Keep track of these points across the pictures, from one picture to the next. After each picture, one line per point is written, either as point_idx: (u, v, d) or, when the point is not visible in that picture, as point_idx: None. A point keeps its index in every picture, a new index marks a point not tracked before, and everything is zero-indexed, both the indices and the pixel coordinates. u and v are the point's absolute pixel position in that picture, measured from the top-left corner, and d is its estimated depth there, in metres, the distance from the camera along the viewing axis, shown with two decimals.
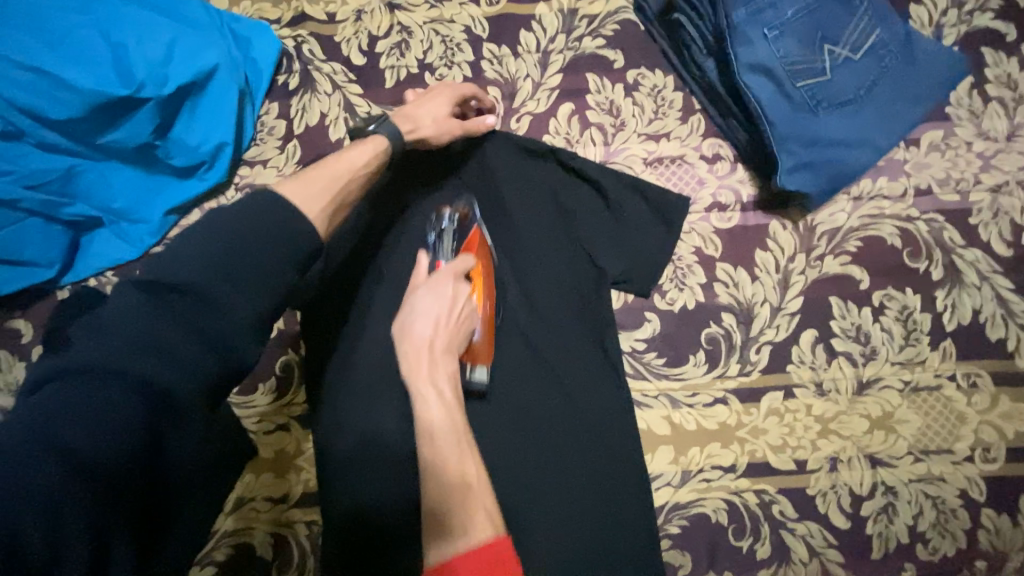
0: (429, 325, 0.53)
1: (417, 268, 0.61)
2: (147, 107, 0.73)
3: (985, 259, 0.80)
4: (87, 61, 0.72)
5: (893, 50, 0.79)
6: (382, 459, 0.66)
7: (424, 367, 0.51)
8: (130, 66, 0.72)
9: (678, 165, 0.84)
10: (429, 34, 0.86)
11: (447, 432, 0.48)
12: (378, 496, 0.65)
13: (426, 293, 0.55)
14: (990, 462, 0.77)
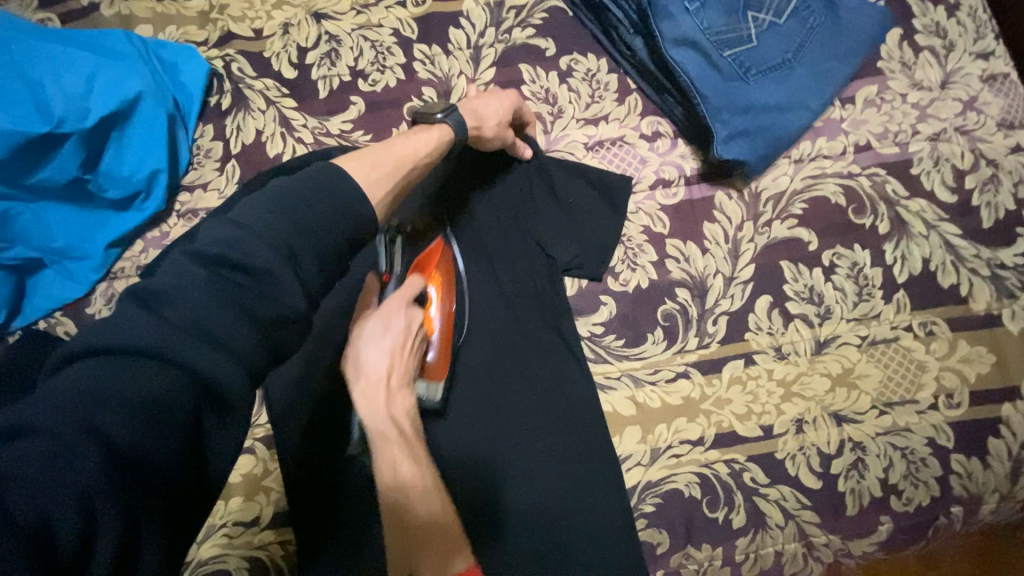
0: (378, 355, 0.57)
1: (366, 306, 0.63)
2: (73, 143, 0.73)
3: (930, 208, 0.81)
4: (4, 102, 0.71)
5: (815, 11, 0.80)
6: (354, 466, 0.70)
7: (378, 407, 0.54)
8: (50, 103, 0.72)
9: (619, 147, 0.84)
10: (359, 41, 0.86)
11: (408, 470, 0.53)
12: (357, 499, 0.70)
13: (376, 323, 0.59)
14: (955, 407, 0.77)
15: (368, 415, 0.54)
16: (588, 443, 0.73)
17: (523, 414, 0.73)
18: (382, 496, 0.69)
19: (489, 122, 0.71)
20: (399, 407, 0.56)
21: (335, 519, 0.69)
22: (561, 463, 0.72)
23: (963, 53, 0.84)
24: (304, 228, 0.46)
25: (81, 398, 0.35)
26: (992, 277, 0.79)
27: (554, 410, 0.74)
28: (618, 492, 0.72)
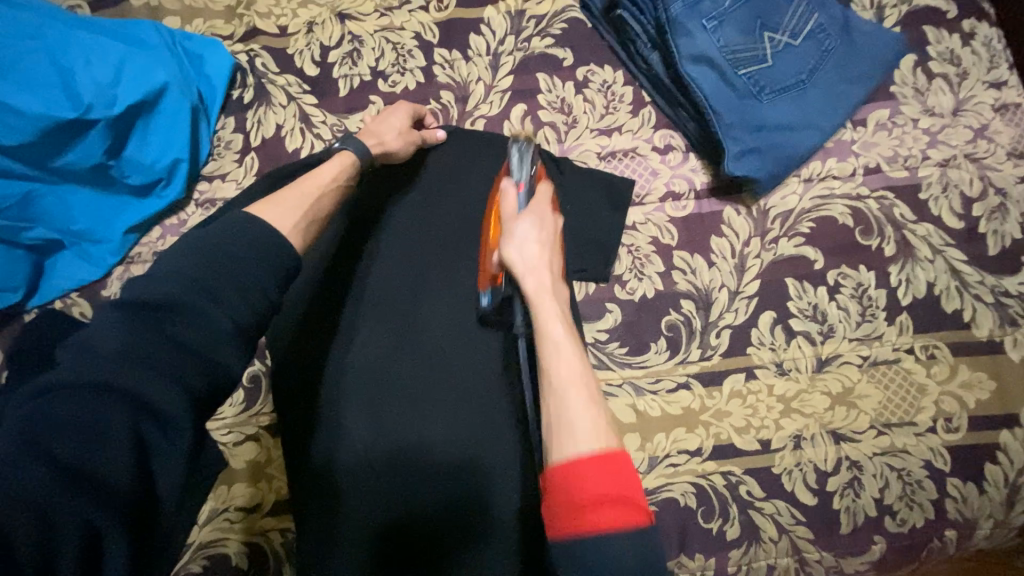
0: (535, 245, 0.60)
1: (508, 201, 0.67)
2: (100, 129, 0.75)
3: (937, 232, 0.82)
4: (37, 87, 0.73)
5: (831, 34, 0.81)
6: (359, 464, 0.68)
7: (543, 284, 0.58)
8: (80, 90, 0.74)
9: (631, 158, 0.85)
10: (381, 43, 0.88)
11: (567, 341, 0.53)
12: (364, 498, 0.68)
13: (532, 218, 0.63)
14: (953, 431, 0.77)
15: (535, 283, 0.58)
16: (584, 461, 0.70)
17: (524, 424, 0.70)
18: (385, 496, 0.68)
19: (389, 136, 0.73)
20: (556, 292, 0.60)
21: (340, 517, 0.67)
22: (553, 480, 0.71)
23: (977, 81, 0.85)
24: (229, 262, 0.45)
25: (31, 439, 0.35)
26: (996, 304, 0.80)
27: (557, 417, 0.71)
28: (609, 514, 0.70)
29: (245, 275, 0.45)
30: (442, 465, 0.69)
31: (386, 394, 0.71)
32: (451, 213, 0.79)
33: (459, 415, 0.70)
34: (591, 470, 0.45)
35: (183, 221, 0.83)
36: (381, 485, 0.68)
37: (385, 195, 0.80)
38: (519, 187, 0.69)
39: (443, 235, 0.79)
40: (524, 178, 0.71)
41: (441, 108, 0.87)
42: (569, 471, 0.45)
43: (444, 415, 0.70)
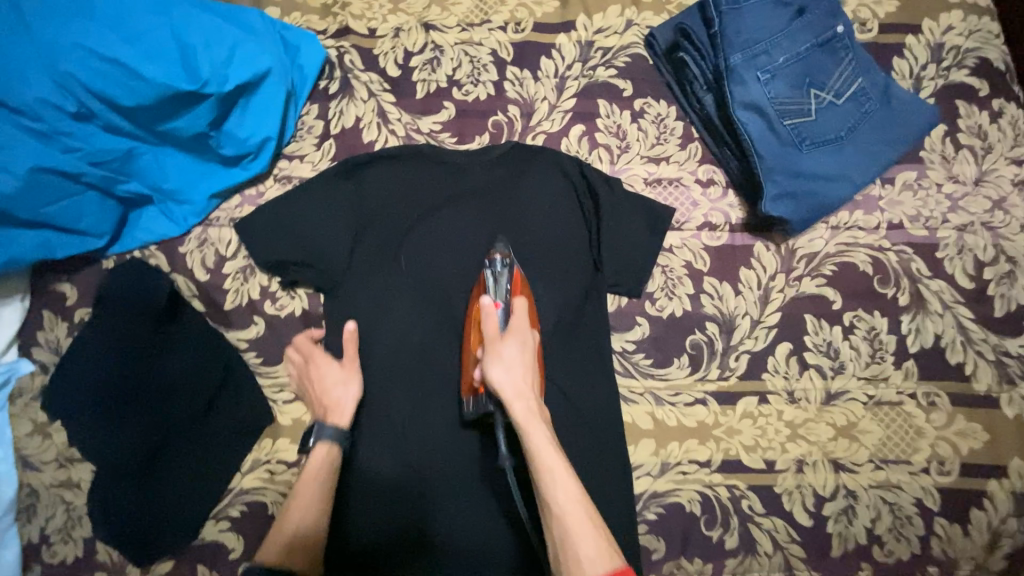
0: (515, 385, 0.69)
1: (486, 329, 0.73)
2: (209, 103, 0.82)
3: (949, 289, 0.88)
4: (159, 57, 0.79)
5: (871, 98, 0.88)
6: (387, 430, 0.83)
7: (526, 421, 0.66)
8: (199, 66, 0.80)
9: (676, 186, 0.93)
10: (459, 55, 0.96)
11: (568, 517, 0.62)
12: (386, 461, 0.82)
13: (511, 355, 0.71)
14: (945, 474, 0.83)
15: (525, 416, 0.67)
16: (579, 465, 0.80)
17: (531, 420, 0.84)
18: (403, 463, 0.82)
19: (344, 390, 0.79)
20: (538, 426, 0.67)
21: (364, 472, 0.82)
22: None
23: (1000, 156, 0.92)
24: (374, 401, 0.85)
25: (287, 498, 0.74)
26: (996, 362, 0.86)
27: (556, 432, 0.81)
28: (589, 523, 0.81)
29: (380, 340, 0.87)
30: (447, 479, 0.82)
31: (415, 397, 0.84)
32: (501, 218, 0.90)
33: (472, 429, 0.83)
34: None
35: (261, 193, 0.92)
36: (402, 454, 0.82)
37: (446, 195, 0.91)
38: (499, 310, 0.77)
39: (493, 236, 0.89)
40: (503, 297, 0.79)
41: (507, 121, 0.95)
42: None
43: (463, 420, 0.84)
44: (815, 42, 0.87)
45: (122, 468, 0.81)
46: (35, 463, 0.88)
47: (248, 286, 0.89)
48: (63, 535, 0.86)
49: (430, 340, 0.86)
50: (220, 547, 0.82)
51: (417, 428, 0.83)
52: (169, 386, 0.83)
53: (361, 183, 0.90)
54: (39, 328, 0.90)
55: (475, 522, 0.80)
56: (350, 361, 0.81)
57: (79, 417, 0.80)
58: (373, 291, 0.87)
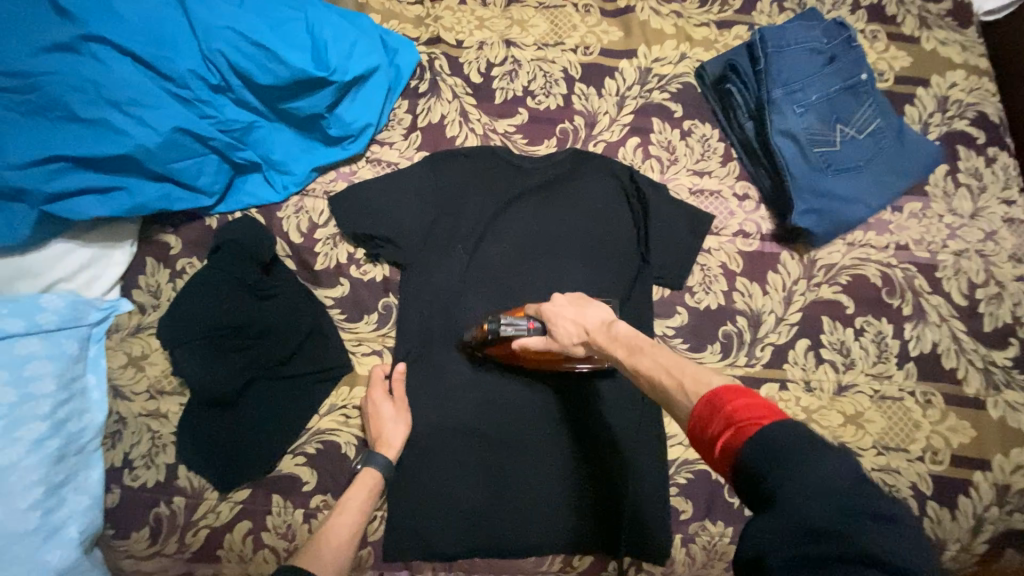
0: (580, 317, 0.81)
1: (535, 348, 0.84)
2: (330, 89, 0.96)
3: (945, 305, 1.02)
4: (293, 47, 0.95)
5: (887, 136, 1.03)
6: (445, 393, 0.94)
7: (598, 337, 0.77)
8: (327, 56, 0.95)
9: (715, 197, 1.06)
10: (535, 69, 1.11)
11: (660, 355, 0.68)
12: (442, 421, 0.93)
13: (575, 302, 0.84)
14: (938, 463, 0.95)
15: (599, 335, 0.77)
16: (617, 428, 0.94)
17: (577, 390, 0.95)
18: (458, 423, 0.93)
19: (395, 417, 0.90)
20: (607, 331, 0.77)
21: (424, 430, 0.93)
22: (594, 431, 0.93)
23: (992, 196, 1.08)
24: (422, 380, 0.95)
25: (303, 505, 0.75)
26: (984, 369, 0.99)
27: (598, 401, 0.95)
28: (618, 489, 0.92)
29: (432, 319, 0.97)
30: (490, 446, 0.92)
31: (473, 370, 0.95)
32: (565, 211, 1.02)
33: (520, 400, 0.95)
34: (721, 401, 0.55)
35: (354, 171, 1.03)
36: (460, 418, 0.93)
37: (520, 188, 1.03)
38: (532, 327, 0.85)
39: (556, 228, 1.02)
40: (523, 321, 0.85)
41: (573, 129, 1.09)
42: (698, 430, 0.56)
43: (515, 390, 0.95)
44: (842, 85, 1.03)
45: (216, 398, 0.90)
46: (126, 392, 0.95)
47: (337, 251, 1.01)
48: (146, 461, 0.92)
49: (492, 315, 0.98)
50: (296, 479, 0.91)
51: (474, 393, 0.94)
52: (266, 330, 0.93)
53: (444, 172, 1.02)
54: (141, 273, 1.00)
55: (523, 481, 0.91)
56: (401, 401, 0.92)
57: (187, 347, 0.90)
58: (447, 266, 0.99)
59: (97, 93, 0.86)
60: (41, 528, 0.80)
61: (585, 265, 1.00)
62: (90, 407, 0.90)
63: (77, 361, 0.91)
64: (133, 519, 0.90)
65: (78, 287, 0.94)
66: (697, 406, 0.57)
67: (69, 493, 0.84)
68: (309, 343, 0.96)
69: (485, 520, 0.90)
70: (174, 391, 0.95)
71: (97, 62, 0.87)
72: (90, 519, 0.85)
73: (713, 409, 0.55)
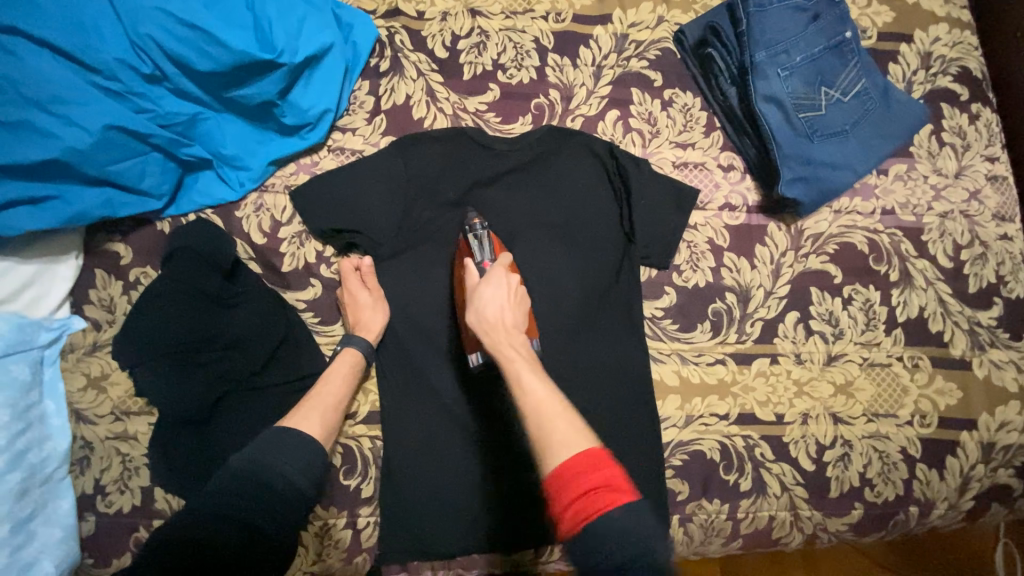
0: (498, 307, 0.78)
1: (470, 272, 0.84)
2: (281, 72, 0.88)
3: (931, 268, 1.01)
4: (235, 27, 0.86)
5: (872, 96, 1.00)
6: (430, 391, 0.91)
7: (501, 338, 0.75)
8: (274, 36, 0.86)
9: (700, 170, 1.02)
10: (504, 40, 1.03)
11: (540, 384, 0.70)
12: (427, 421, 0.90)
13: (507, 288, 0.80)
14: (926, 426, 0.96)
15: (501, 336, 0.76)
16: (607, 414, 0.92)
17: (567, 381, 0.92)
18: (446, 421, 0.90)
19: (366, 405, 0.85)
20: (512, 338, 0.76)
21: (411, 432, 0.90)
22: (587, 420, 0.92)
23: (976, 154, 1.06)
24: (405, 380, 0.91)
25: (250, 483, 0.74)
26: (969, 331, 0.99)
27: (588, 390, 0.92)
28: None
29: (413, 316, 0.93)
30: (481, 443, 0.90)
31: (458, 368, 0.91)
32: (544, 193, 0.97)
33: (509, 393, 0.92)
34: (578, 468, 0.63)
35: (316, 162, 0.96)
36: (448, 416, 0.90)
37: (496, 172, 0.97)
38: (482, 268, 0.85)
39: (535, 212, 0.97)
40: (489, 257, 0.87)
41: (548, 103, 1.02)
42: (563, 477, 0.63)
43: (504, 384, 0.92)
44: (826, 44, 0.98)
45: (186, 417, 0.84)
46: (89, 416, 0.89)
47: (304, 250, 0.94)
48: (120, 486, 0.87)
49: None
50: None
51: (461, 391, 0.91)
52: (235, 339, 0.87)
53: (414, 159, 0.95)
54: (91, 287, 0.92)
55: (518, 474, 0.90)
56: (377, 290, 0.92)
57: (149, 364, 0.84)
58: (423, 259, 0.94)
59: (14, 91, 0.76)
60: (12, 566, 0.75)
61: (567, 251, 0.96)
62: (52, 435, 0.85)
63: (32, 387, 0.84)
64: (112, 546, 0.86)
65: (22, 306, 0.86)
66: (557, 462, 0.63)
67: (39, 526, 0.79)
68: (283, 351, 0.90)
69: (479, 516, 0.88)
70: (142, 411, 0.89)
71: (7, 55, 0.77)
72: (65, 551, 0.81)
73: (589, 467, 0.62)
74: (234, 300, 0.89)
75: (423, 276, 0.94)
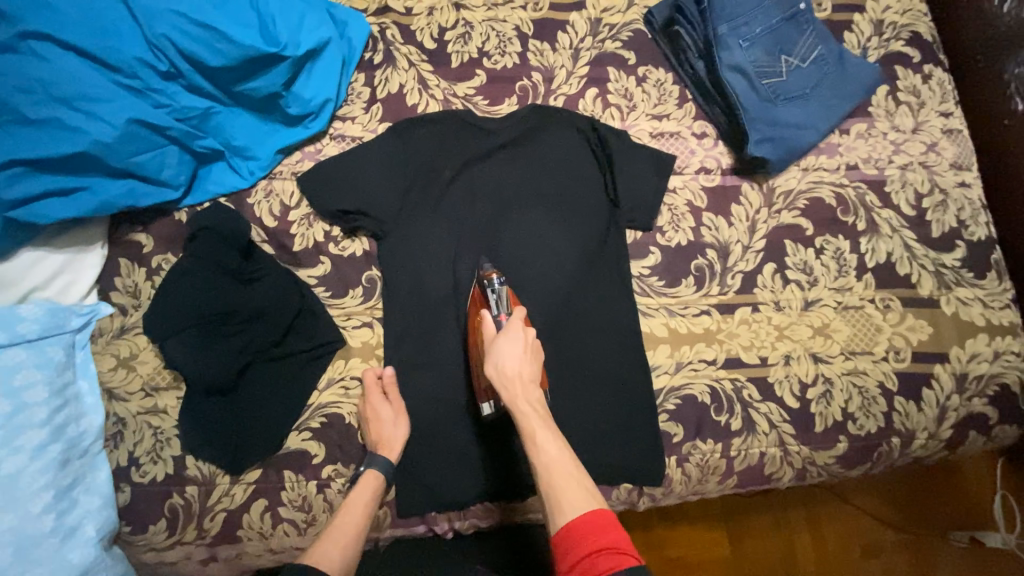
0: (516, 358, 0.82)
1: (487, 322, 0.88)
2: (285, 65, 0.96)
3: (896, 216, 1.09)
4: (241, 26, 0.94)
5: (829, 61, 1.08)
6: (437, 353, 0.98)
7: (517, 392, 0.80)
8: (277, 32, 0.94)
9: (676, 138, 1.10)
10: (487, 30, 1.11)
11: (557, 449, 0.76)
12: (435, 381, 0.97)
13: (521, 339, 0.84)
14: (900, 361, 1.03)
15: (518, 390, 0.80)
16: (603, 368, 0.99)
17: (564, 337, 0.99)
18: (453, 380, 0.97)
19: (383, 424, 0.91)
20: (528, 392, 0.81)
21: (421, 392, 0.96)
22: (584, 372, 0.99)
23: (930, 110, 1.14)
24: (412, 343, 0.98)
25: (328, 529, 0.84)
26: (935, 272, 1.07)
27: (583, 344, 1.00)
28: (613, 423, 0.97)
29: (416, 283, 1.00)
30: None
31: (463, 330, 0.98)
32: (532, 167, 1.05)
33: None
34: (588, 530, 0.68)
35: (319, 149, 1.03)
36: (454, 376, 0.97)
37: (486, 149, 1.05)
38: (500, 321, 0.89)
39: (524, 183, 1.04)
40: (505, 312, 0.90)
41: (531, 85, 1.10)
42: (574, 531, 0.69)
43: None
44: (783, 16, 1.07)
45: (214, 385, 0.91)
46: (121, 394, 0.95)
47: (313, 230, 1.01)
48: (152, 456, 0.93)
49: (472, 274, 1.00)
50: (305, 453, 0.93)
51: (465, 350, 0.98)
52: (255, 313, 0.94)
53: (410, 140, 1.03)
54: (116, 275, 0.98)
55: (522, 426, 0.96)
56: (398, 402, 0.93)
57: (178, 337, 0.91)
58: (424, 232, 1.01)
59: (44, 91, 0.84)
60: (57, 530, 0.81)
61: (556, 217, 1.03)
62: (87, 411, 0.90)
63: (66, 367, 0.90)
64: (147, 514, 0.91)
65: (54, 294, 0.93)
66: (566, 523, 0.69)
67: (80, 495, 0.85)
68: (300, 322, 0.97)
69: (489, 465, 0.95)
70: (170, 385, 0.96)
71: (37, 58, 0.85)
72: (105, 517, 0.86)
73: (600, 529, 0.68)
74: (255, 277, 0.97)
75: (423, 247, 1.00)
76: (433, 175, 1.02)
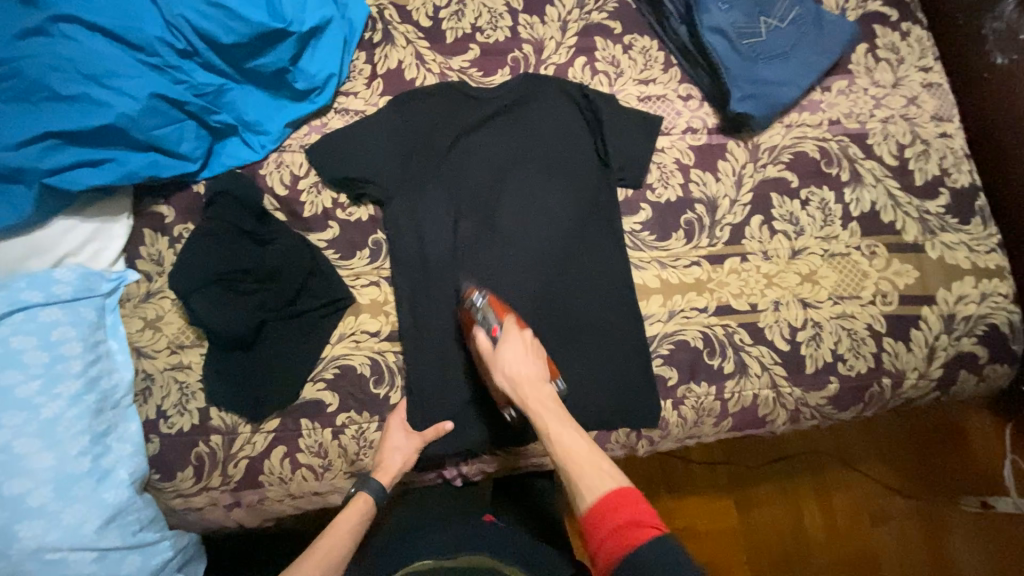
0: (522, 369, 0.87)
1: (484, 344, 0.91)
2: (291, 41, 1.04)
3: (879, 167, 1.12)
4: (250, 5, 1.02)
5: (806, 21, 1.13)
6: (439, 307, 1.03)
7: (529, 394, 0.85)
8: (283, 9, 1.03)
9: (662, 101, 1.15)
10: (479, 7, 1.18)
11: (576, 437, 0.79)
12: (439, 334, 1.02)
13: (520, 357, 0.88)
14: (887, 304, 1.06)
15: (529, 390, 0.85)
16: (600, 319, 1.03)
17: (561, 289, 1.04)
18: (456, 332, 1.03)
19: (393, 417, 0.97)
20: (540, 392, 0.86)
21: (426, 345, 1.02)
22: (580, 321, 1.03)
23: (910, 66, 1.18)
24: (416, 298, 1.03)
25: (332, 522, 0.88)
26: (920, 219, 1.10)
27: (578, 295, 1.04)
28: (610, 369, 1.02)
29: (419, 242, 1.05)
30: None
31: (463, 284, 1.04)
32: (525, 131, 1.11)
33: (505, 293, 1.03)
34: (608, 507, 0.71)
35: (325, 123, 1.10)
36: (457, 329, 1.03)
37: (481, 116, 1.11)
38: (493, 335, 0.92)
39: (517, 147, 1.10)
40: (494, 322, 0.93)
41: (523, 56, 1.16)
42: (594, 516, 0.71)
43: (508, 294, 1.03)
44: None
45: (233, 339, 0.97)
46: (148, 352, 1.01)
47: (321, 198, 1.08)
48: (178, 409, 0.98)
49: (471, 232, 1.06)
50: (320, 403, 0.99)
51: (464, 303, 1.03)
52: (269, 272, 1.01)
53: (409, 109, 1.09)
54: (141, 244, 1.05)
55: None
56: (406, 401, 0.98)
57: (199, 293, 0.96)
58: (425, 195, 1.07)
59: (73, 68, 0.92)
60: (93, 471, 0.88)
61: (550, 177, 1.09)
62: (117, 367, 0.97)
63: (98, 327, 0.97)
64: (173, 463, 0.97)
65: (86, 259, 1.00)
66: (588, 507, 0.72)
67: (113, 442, 0.91)
68: (311, 281, 1.04)
69: (492, 411, 1.00)
70: (194, 343, 1.02)
71: (67, 39, 0.93)
72: (137, 463, 0.92)
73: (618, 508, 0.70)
74: (271, 238, 1.03)
75: (424, 209, 1.06)
76: (431, 142, 1.09)
